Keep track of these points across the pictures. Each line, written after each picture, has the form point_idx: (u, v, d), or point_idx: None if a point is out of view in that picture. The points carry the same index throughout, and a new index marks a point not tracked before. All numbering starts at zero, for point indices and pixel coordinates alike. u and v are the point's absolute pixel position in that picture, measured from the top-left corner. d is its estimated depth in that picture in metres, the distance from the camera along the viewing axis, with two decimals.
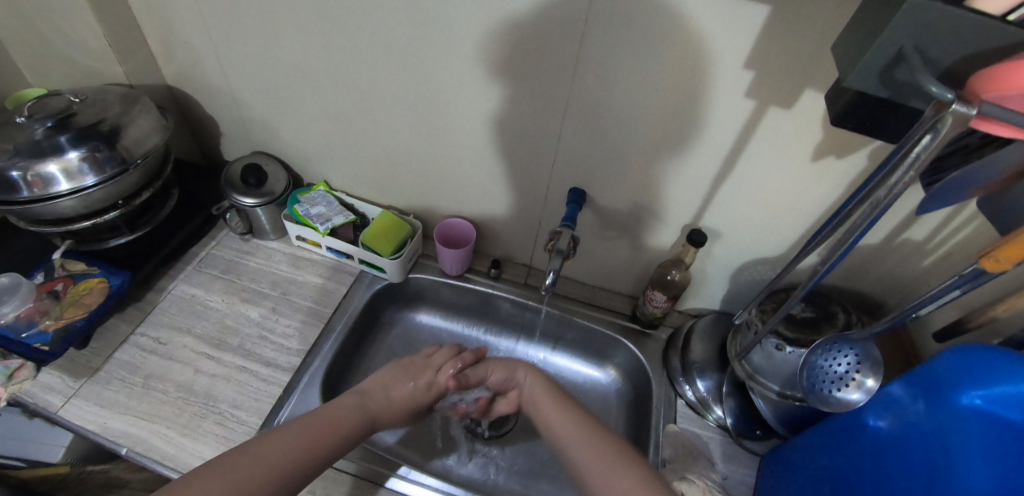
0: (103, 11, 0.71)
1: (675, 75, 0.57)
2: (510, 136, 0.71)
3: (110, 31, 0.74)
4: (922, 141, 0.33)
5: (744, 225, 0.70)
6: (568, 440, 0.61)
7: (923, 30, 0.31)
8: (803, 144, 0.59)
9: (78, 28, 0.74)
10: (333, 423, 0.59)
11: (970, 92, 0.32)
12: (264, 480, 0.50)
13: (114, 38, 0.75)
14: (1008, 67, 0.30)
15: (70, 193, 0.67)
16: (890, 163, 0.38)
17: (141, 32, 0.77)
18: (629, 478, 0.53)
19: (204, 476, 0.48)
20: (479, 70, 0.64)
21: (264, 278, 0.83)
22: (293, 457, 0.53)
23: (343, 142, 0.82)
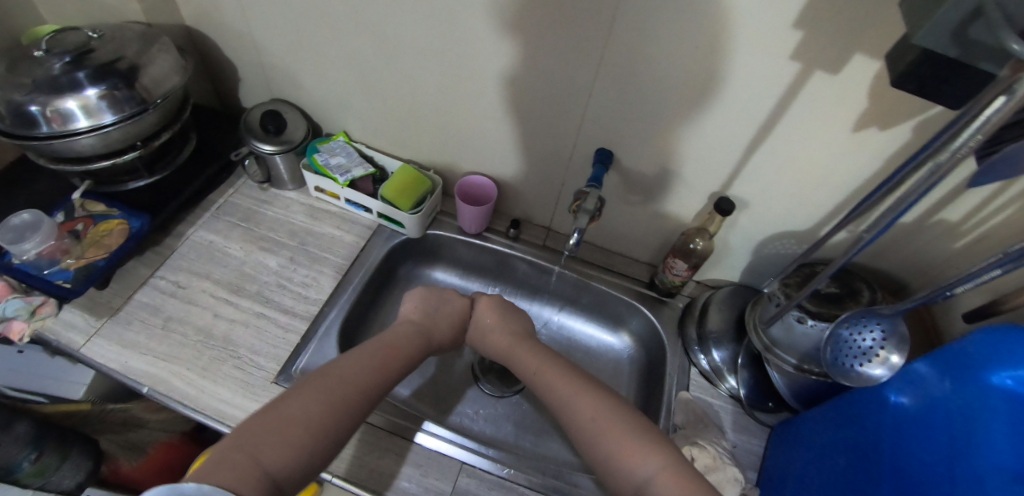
0: None
1: (717, 32, 0.54)
2: (538, 94, 0.68)
3: None
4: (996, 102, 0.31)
5: (774, 196, 0.68)
6: (569, 399, 0.59)
7: None
8: (845, 112, 0.56)
9: None
10: (394, 348, 0.61)
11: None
12: (353, 399, 0.52)
13: None
14: None
15: (89, 130, 0.66)
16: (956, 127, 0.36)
17: None
18: (620, 434, 0.54)
19: (298, 396, 0.50)
20: (511, 21, 0.61)
21: (282, 227, 0.83)
22: (370, 375, 0.55)
23: (364, 92, 0.80)
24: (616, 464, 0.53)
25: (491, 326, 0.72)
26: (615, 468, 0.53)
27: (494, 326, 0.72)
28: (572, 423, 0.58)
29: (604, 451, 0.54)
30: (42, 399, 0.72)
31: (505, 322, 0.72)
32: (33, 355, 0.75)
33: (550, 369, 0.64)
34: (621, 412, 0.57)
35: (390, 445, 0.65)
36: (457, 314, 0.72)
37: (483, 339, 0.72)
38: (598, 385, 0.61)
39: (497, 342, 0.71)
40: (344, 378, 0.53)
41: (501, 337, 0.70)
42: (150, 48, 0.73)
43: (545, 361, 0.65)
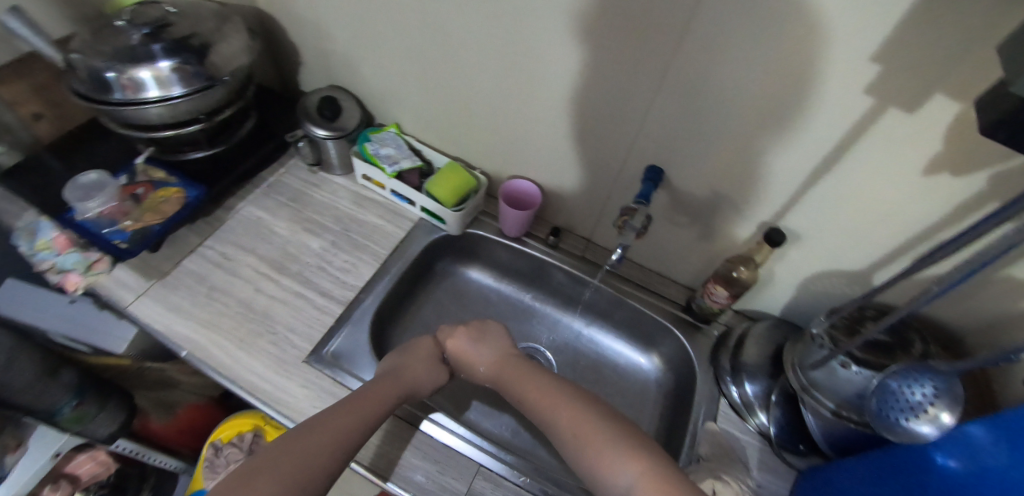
0: None
1: (788, 59, 0.52)
2: (595, 104, 0.68)
3: None
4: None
5: (829, 232, 0.66)
6: (552, 419, 0.59)
7: None
8: (919, 153, 0.53)
9: None
10: (367, 394, 0.60)
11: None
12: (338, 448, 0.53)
13: None
14: None
15: (158, 101, 0.69)
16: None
17: None
18: (600, 446, 0.53)
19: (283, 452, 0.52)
20: (575, 29, 0.61)
21: (328, 211, 0.85)
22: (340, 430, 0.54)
23: (420, 86, 0.81)
24: (598, 478, 0.52)
25: (470, 354, 0.71)
26: (600, 483, 0.52)
27: (476, 354, 0.71)
28: (561, 441, 0.57)
29: (587, 467, 0.53)
30: (82, 348, 0.74)
31: (482, 349, 0.71)
32: (77, 305, 0.78)
33: (531, 384, 0.63)
34: (602, 421, 0.56)
35: (409, 438, 0.65)
36: (432, 352, 0.71)
37: (469, 370, 0.71)
38: (574, 394, 0.60)
39: (484, 370, 0.70)
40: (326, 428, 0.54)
41: (488, 363, 0.69)
42: (223, 26, 0.75)
43: (527, 383, 0.64)
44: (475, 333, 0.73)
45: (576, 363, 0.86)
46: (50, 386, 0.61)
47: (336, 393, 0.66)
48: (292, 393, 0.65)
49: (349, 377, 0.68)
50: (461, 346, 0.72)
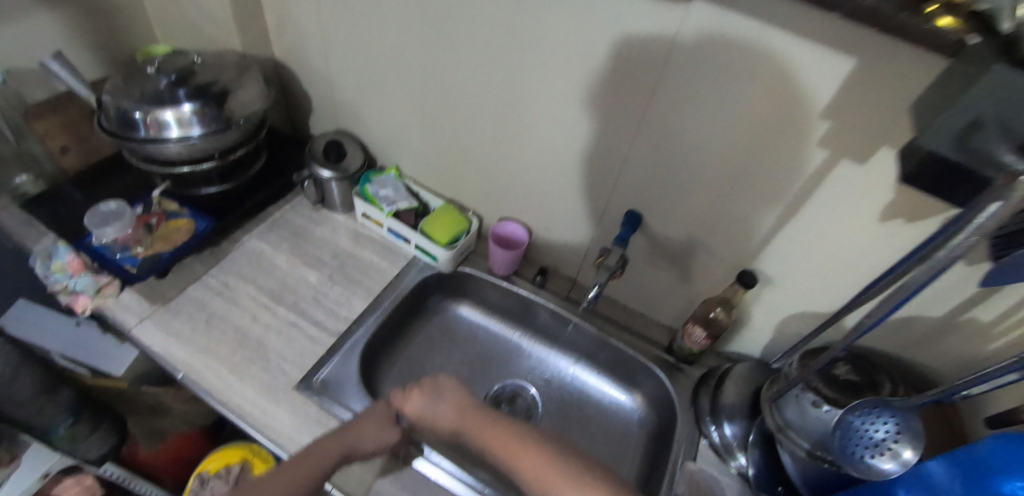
0: None
1: (748, 115, 0.58)
2: (578, 152, 0.73)
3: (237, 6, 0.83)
4: (987, 208, 0.32)
5: (799, 276, 0.70)
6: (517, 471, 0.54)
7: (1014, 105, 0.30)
8: (872, 202, 0.58)
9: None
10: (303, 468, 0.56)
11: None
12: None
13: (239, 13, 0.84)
14: None
15: (177, 140, 0.76)
16: (951, 229, 0.37)
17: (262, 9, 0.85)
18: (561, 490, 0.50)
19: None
20: (560, 86, 0.67)
21: (327, 247, 0.89)
22: None
23: (419, 132, 0.87)
24: None
25: (426, 415, 0.61)
26: None
27: (434, 414, 0.61)
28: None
29: None
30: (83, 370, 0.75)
31: (438, 407, 0.61)
32: (81, 327, 0.78)
33: (494, 434, 0.57)
34: (563, 461, 0.52)
35: (392, 468, 0.66)
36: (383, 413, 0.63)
37: (433, 430, 0.62)
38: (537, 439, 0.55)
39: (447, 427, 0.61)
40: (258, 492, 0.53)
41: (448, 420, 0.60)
42: (243, 75, 0.83)
43: (492, 433, 0.57)
44: (426, 391, 0.62)
45: (561, 402, 0.87)
46: (47, 406, 0.65)
47: (322, 421, 0.68)
48: (280, 419, 0.67)
49: (337, 406, 0.70)
50: (417, 407, 0.62)
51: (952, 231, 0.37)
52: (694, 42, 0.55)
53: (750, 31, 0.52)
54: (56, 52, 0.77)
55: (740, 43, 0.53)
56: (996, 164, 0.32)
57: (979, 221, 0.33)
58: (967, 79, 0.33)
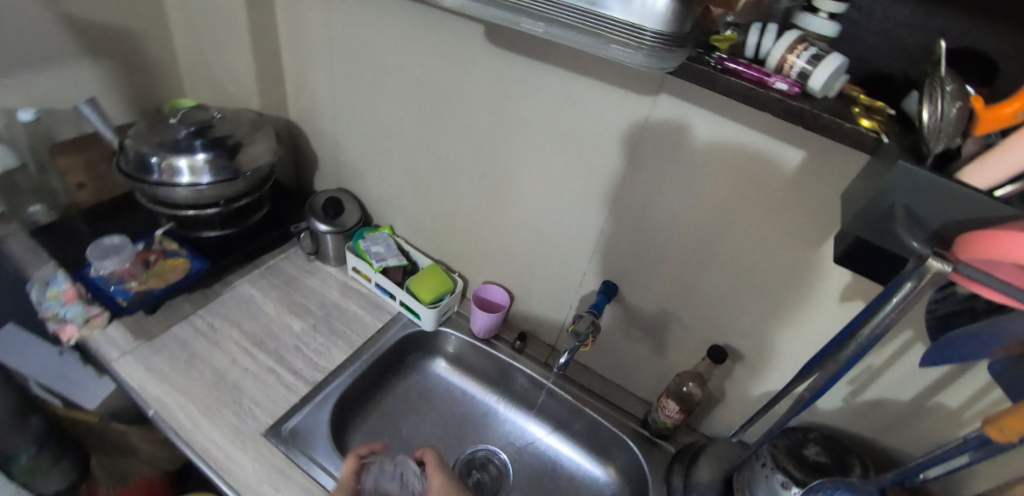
0: (260, 57, 0.91)
1: (712, 197, 0.63)
2: (558, 222, 0.78)
3: (260, 72, 0.92)
4: (902, 287, 0.37)
5: (767, 353, 0.72)
6: None
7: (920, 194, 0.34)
8: (829, 284, 0.61)
9: (239, 66, 0.93)
10: None
11: (950, 250, 0.34)
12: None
13: (262, 78, 0.93)
14: (984, 235, 0.32)
15: (187, 185, 0.81)
16: (873, 307, 0.41)
17: (283, 77, 0.95)
18: None
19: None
20: (543, 161, 0.74)
21: (314, 297, 0.92)
22: None
23: (414, 194, 0.93)
24: None
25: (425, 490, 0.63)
26: None
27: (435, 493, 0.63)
28: None
29: None
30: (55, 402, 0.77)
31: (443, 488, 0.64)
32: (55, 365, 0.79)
33: None
34: None
35: None
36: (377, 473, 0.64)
37: None
38: None
39: None
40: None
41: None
42: (256, 132, 0.90)
43: None
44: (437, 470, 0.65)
45: (534, 472, 0.85)
46: None
47: (285, 471, 0.67)
48: (242, 465, 0.66)
49: (303, 457, 0.69)
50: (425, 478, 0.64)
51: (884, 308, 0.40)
52: (659, 130, 0.62)
53: (710, 124, 0.58)
54: (91, 100, 0.85)
55: (702, 133, 0.59)
56: (903, 245, 0.36)
57: (896, 300, 0.37)
58: (876, 172, 0.38)
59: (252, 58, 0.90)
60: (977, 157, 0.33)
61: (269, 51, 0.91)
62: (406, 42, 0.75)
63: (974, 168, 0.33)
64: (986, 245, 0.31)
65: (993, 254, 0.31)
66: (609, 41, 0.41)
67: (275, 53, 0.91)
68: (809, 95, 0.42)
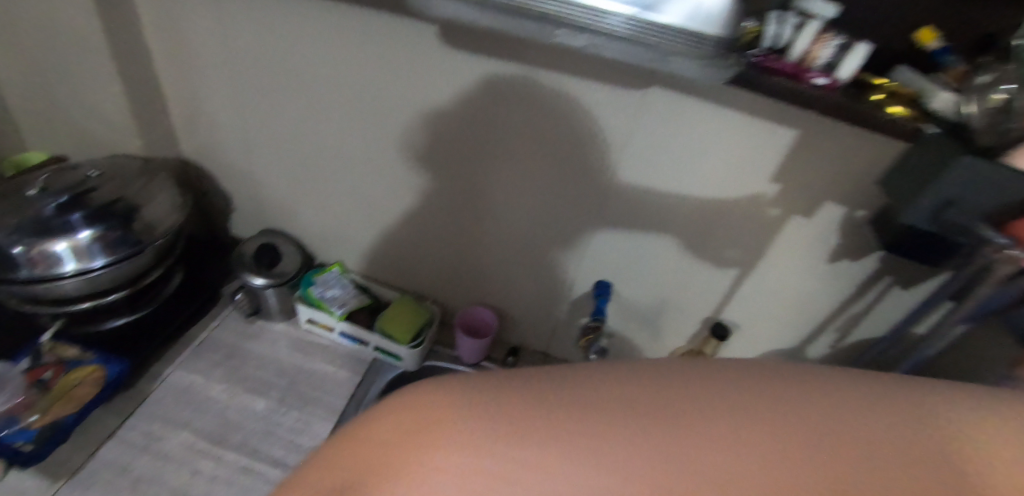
0: (133, 89, 0.74)
1: (708, 186, 0.62)
2: (534, 229, 0.73)
3: (137, 109, 0.76)
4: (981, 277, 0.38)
5: (760, 320, 0.74)
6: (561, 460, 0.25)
7: (972, 184, 0.36)
8: (819, 249, 0.63)
9: (102, 100, 0.75)
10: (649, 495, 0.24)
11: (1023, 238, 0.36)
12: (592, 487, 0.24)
13: (140, 115, 0.76)
14: None
15: (76, 274, 0.64)
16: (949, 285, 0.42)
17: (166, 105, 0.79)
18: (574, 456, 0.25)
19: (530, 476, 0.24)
20: (518, 169, 0.67)
21: (270, 365, 0.79)
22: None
23: (360, 221, 0.82)
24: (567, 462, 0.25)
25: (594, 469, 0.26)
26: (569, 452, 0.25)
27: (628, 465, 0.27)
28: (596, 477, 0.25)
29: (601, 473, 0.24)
30: None
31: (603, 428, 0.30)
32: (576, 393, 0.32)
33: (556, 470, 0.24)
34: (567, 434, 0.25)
35: None
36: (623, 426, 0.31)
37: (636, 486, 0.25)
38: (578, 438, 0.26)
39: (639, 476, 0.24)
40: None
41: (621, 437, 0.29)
42: (151, 184, 0.72)
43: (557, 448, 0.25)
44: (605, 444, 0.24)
45: None
46: None
47: None
48: None
49: None
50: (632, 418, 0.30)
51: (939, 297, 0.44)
52: (653, 129, 0.58)
53: (702, 113, 0.56)
54: None
55: (694, 125, 0.57)
56: (967, 232, 0.38)
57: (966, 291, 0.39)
58: (928, 161, 0.38)
59: (121, 90, 0.73)
60: None
61: (142, 80, 0.74)
62: (326, 52, 0.64)
63: None
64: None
65: None
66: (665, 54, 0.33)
67: (149, 82, 0.75)
68: (838, 83, 0.42)
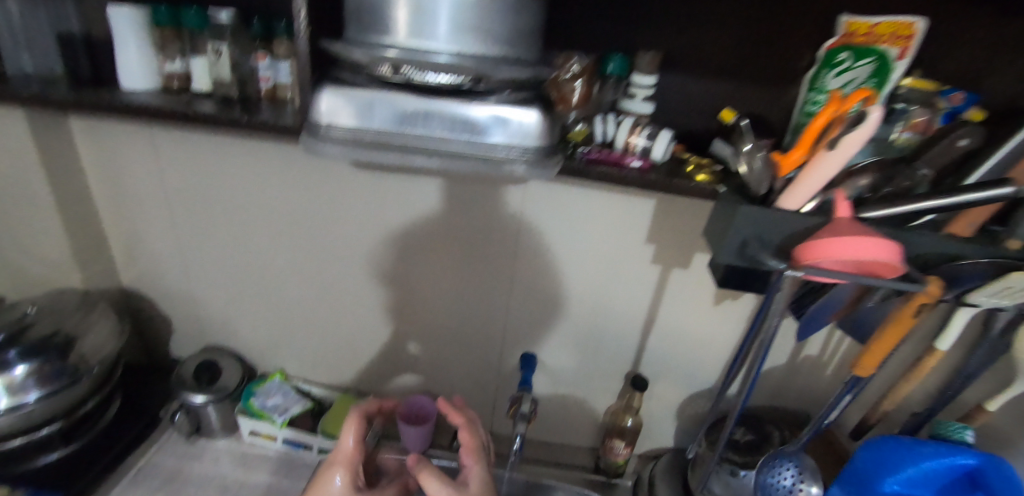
0: (75, 229, 0.80)
1: (597, 254, 0.72)
2: (461, 311, 0.80)
3: (77, 247, 0.82)
4: (777, 295, 0.47)
5: (676, 368, 0.81)
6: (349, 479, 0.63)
7: (755, 225, 0.47)
8: (703, 294, 0.73)
9: (45, 243, 0.81)
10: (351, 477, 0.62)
11: (798, 259, 0.46)
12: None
13: (80, 253, 0.82)
14: (817, 244, 0.44)
15: (7, 410, 0.64)
16: (763, 310, 0.50)
17: (106, 241, 0.85)
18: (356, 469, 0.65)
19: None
20: (436, 259, 0.76)
21: (211, 483, 0.78)
22: None
23: (298, 326, 0.87)
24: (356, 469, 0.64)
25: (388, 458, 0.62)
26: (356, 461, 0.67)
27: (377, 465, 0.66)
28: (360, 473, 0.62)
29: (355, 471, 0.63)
30: None
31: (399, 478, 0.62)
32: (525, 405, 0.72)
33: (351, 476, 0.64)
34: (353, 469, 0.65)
35: None
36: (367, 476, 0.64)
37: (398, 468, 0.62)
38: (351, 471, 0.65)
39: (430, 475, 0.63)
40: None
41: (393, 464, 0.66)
42: (90, 315, 0.76)
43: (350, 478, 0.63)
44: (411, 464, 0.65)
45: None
46: None
47: None
48: None
49: None
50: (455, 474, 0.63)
51: (763, 316, 0.50)
52: (540, 212, 0.69)
53: (575, 195, 0.67)
54: None
55: (572, 206, 0.68)
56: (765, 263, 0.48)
57: (774, 308, 0.48)
58: (723, 213, 0.50)
59: (63, 231, 0.79)
60: (787, 189, 0.46)
61: (84, 220, 0.81)
62: (253, 179, 0.73)
63: (791, 195, 0.46)
64: (818, 250, 0.44)
65: (828, 255, 0.44)
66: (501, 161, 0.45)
67: (90, 222, 0.82)
68: (653, 163, 0.56)
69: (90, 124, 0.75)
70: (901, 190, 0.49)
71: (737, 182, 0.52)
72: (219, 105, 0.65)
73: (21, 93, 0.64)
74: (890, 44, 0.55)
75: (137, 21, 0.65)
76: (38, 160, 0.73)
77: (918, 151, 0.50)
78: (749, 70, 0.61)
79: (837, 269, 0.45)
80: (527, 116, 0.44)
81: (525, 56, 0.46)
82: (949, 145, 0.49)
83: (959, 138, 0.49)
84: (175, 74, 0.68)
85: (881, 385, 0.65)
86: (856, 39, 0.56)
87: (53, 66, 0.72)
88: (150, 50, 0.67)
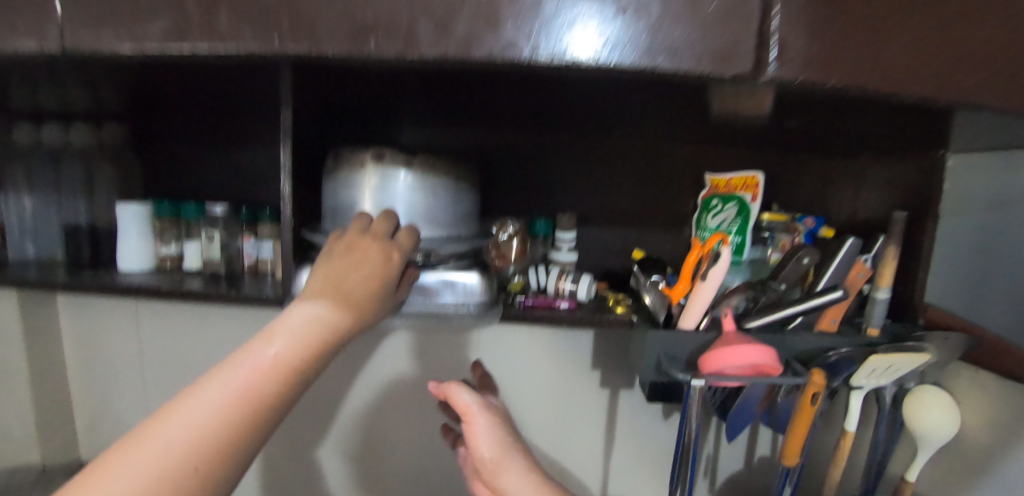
0: (44, 404, 0.83)
1: (551, 383, 0.80)
2: (431, 455, 0.84)
3: (43, 421, 0.83)
4: (693, 401, 0.56)
5: (642, 489, 0.84)
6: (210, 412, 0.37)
7: (664, 346, 0.58)
8: (652, 409, 0.81)
9: (9, 419, 0.83)
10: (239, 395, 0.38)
11: (702, 368, 0.56)
12: (194, 462, 0.35)
13: (44, 427, 0.84)
14: (713, 355, 0.55)
15: None
16: (687, 415, 0.59)
17: (72, 415, 0.87)
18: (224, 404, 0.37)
19: (220, 414, 0.37)
20: (407, 403, 0.82)
21: None
22: (246, 388, 0.38)
23: (264, 489, 0.87)
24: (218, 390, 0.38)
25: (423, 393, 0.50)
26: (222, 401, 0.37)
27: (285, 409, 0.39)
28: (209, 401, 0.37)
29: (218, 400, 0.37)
30: None
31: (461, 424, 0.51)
32: None
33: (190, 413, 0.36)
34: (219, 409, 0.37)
35: None
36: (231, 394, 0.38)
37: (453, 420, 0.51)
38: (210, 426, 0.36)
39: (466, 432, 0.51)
40: (352, 255, 0.46)
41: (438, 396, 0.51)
42: None
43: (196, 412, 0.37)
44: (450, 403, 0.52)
45: None
46: None
47: None
48: None
49: None
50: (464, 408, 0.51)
51: (688, 422, 0.59)
52: (496, 351, 0.79)
53: (525, 332, 0.78)
54: None
55: (524, 341, 0.78)
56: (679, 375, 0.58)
57: (695, 412, 0.57)
58: (640, 336, 0.61)
59: (31, 406, 0.82)
60: (684, 312, 0.58)
61: (55, 394, 0.84)
62: (232, 343, 0.81)
63: (687, 316, 0.58)
64: (714, 360, 0.54)
65: (722, 364, 0.54)
66: (452, 316, 0.57)
67: (61, 395, 0.85)
68: (581, 302, 0.68)
69: (78, 300, 0.83)
70: (774, 299, 0.62)
71: (648, 312, 0.64)
72: (207, 281, 0.75)
73: (25, 277, 0.73)
74: (744, 191, 0.73)
75: (142, 215, 0.77)
76: (21, 336, 0.80)
77: (775, 272, 0.63)
78: (649, 219, 0.78)
79: (737, 374, 0.54)
80: (470, 279, 0.57)
81: (466, 233, 0.61)
82: (796, 264, 0.61)
83: (803, 257, 0.61)
84: (169, 256, 0.79)
85: (819, 476, 0.71)
86: (720, 189, 0.74)
87: (53, 252, 0.82)
88: (150, 238, 0.78)
